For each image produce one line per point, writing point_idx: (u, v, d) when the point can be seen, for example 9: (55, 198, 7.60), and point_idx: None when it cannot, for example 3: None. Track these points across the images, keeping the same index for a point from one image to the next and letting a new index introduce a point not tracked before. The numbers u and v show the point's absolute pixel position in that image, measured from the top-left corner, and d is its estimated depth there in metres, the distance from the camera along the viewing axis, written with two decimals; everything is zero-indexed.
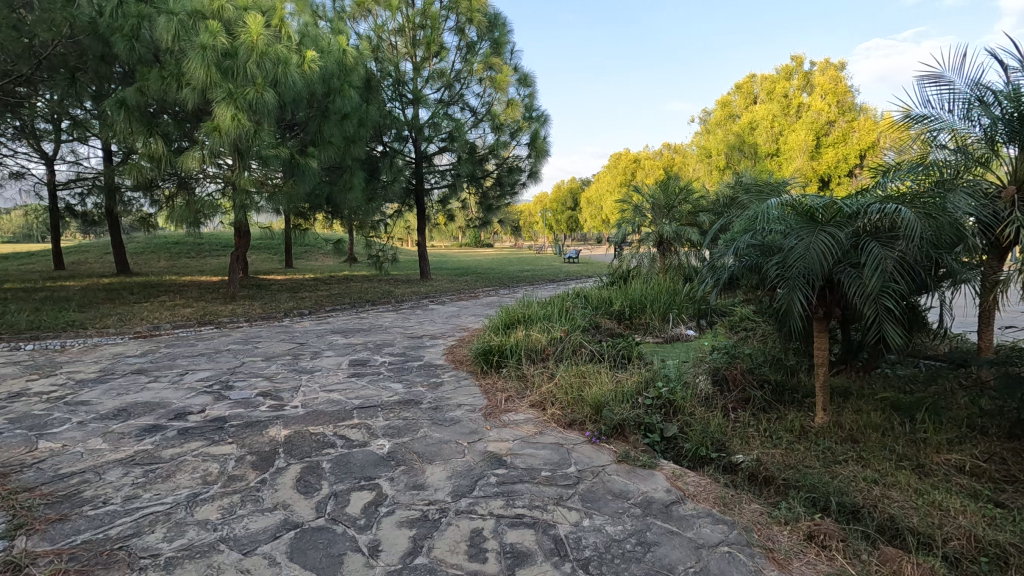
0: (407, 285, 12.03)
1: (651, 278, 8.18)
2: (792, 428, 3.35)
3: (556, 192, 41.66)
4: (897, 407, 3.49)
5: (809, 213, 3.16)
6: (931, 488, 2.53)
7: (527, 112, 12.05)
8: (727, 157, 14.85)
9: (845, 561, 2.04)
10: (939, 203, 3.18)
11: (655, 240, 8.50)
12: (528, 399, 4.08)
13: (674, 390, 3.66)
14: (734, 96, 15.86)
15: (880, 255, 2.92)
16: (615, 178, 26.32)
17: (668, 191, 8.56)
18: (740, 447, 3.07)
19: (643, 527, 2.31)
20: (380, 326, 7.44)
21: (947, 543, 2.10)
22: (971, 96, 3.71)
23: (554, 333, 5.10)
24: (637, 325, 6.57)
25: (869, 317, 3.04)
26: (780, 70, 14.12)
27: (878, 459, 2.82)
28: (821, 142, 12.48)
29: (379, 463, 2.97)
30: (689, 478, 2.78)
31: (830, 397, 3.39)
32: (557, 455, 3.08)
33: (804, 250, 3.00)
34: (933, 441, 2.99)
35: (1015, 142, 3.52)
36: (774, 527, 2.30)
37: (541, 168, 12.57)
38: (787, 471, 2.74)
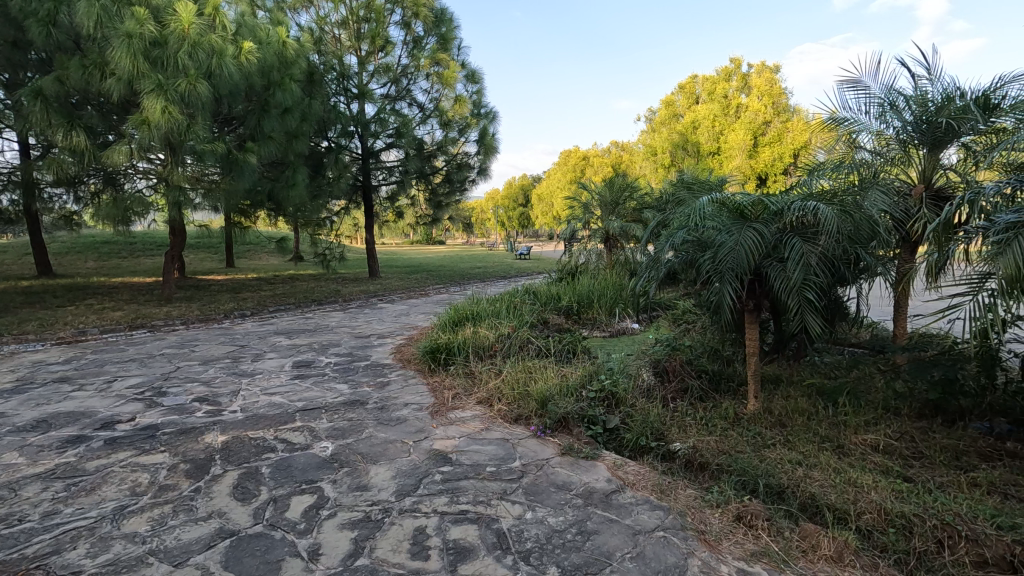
0: (356, 284, 11.79)
1: (597, 273, 8.38)
2: (726, 415, 3.51)
3: (507, 189, 41.81)
4: (821, 393, 3.71)
5: (739, 210, 3.32)
6: (848, 466, 2.72)
7: (475, 109, 12.03)
8: (672, 155, 15.32)
9: (769, 539, 2.17)
10: (856, 201, 3.41)
11: (602, 236, 8.74)
12: (476, 396, 4.09)
13: (616, 383, 3.78)
14: (677, 96, 16.30)
15: (803, 250, 3.11)
16: (564, 176, 26.66)
17: (614, 189, 8.74)
18: (678, 435, 3.20)
19: (583, 517, 2.37)
20: (326, 326, 7.28)
21: (860, 517, 2.26)
22: (884, 100, 3.98)
23: (501, 330, 5.17)
24: (584, 319, 6.72)
25: (792, 308, 3.23)
26: (720, 71, 14.71)
27: (802, 442, 3.00)
28: (758, 142, 13.06)
29: (321, 465, 2.92)
30: (629, 467, 2.88)
31: (761, 384, 3.57)
32: (502, 450, 3.11)
33: (733, 246, 3.16)
34: (853, 422, 3.20)
35: (924, 143, 3.79)
36: (707, 510, 2.41)
37: (491, 165, 12.55)
38: (720, 457, 2.87)
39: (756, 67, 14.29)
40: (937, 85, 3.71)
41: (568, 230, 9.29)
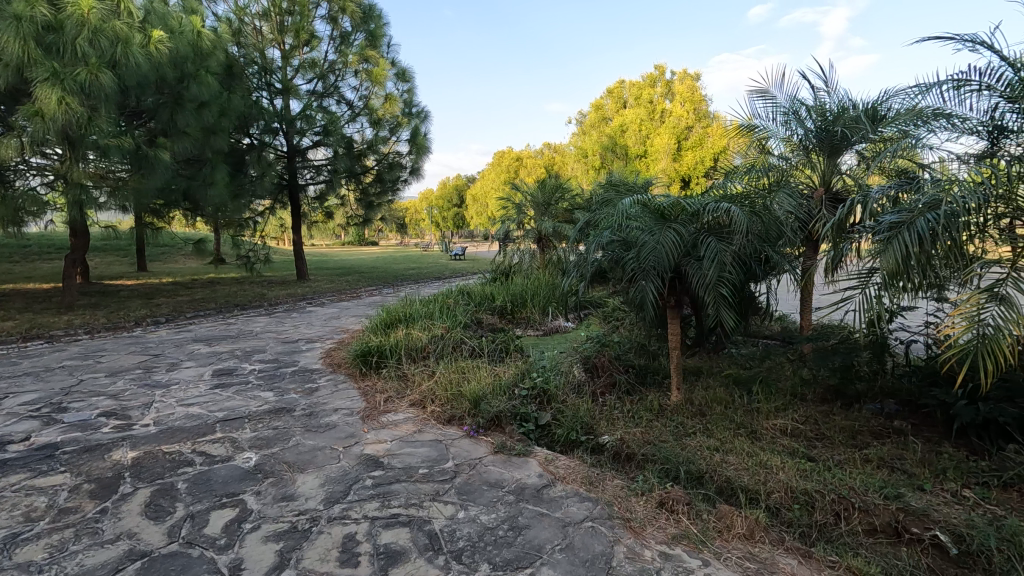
0: (283, 287, 11.32)
1: (530, 273, 8.52)
2: (651, 407, 3.67)
3: (441, 189, 41.57)
4: (737, 382, 3.96)
5: (659, 211, 3.48)
6: (760, 450, 2.92)
7: (406, 108, 11.87)
8: (602, 157, 15.80)
9: (688, 522, 2.29)
10: (765, 204, 3.66)
11: (535, 236, 8.89)
12: (409, 398, 4.05)
13: (547, 380, 3.86)
14: (606, 100, 16.80)
15: (718, 249, 3.31)
16: (498, 176, 26.85)
17: (545, 190, 8.91)
18: (606, 429, 3.31)
19: (515, 512, 2.41)
20: (250, 332, 6.95)
21: (770, 496, 2.43)
22: (788, 110, 4.30)
23: (434, 331, 5.15)
24: (518, 319, 6.82)
25: (708, 304, 3.42)
26: (645, 78, 15.34)
27: (720, 430, 3.19)
28: (681, 146, 13.71)
29: (244, 477, 2.80)
30: (560, 461, 2.95)
31: (683, 376, 3.77)
32: (435, 452, 3.10)
33: (654, 247, 3.31)
34: (765, 409, 3.44)
35: (824, 150, 4.13)
36: (633, 498, 2.52)
37: (423, 165, 12.41)
38: (645, 447, 3.00)
39: (679, 75, 15.00)
40: (833, 97, 4.06)
41: (502, 230, 9.38)
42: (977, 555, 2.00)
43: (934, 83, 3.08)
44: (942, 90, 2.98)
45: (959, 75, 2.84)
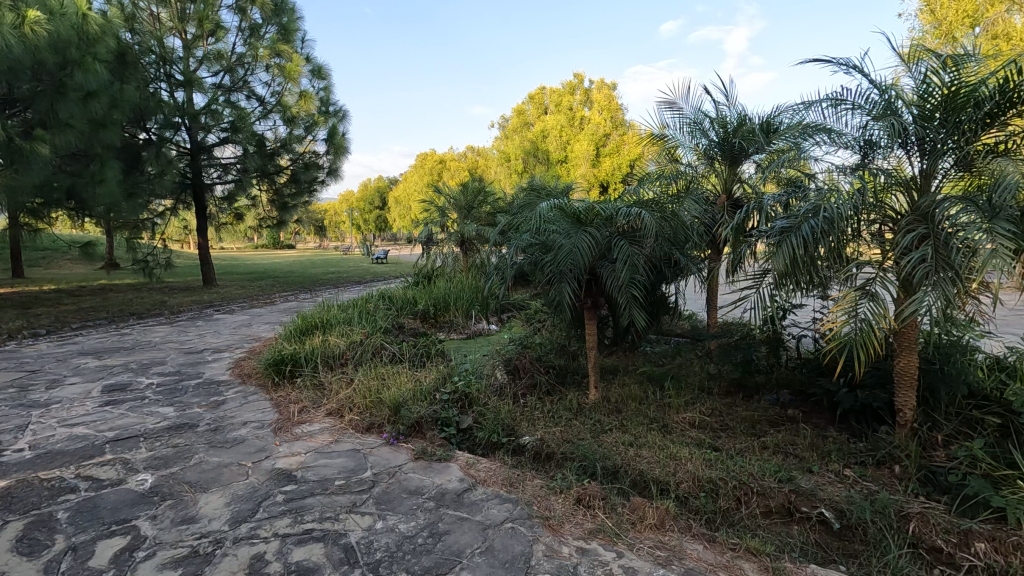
0: (187, 294, 10.53)
1: (453, 276, 8.49)
2: (570, 406, 3.76)
3: (362, 191, 40.54)
4: (651, 378, 4.15)
5: (575, 214, 3.59)
6: (670, 442, 3.07)
7: (322, 106, 11.44)
8: (523, 161, 16.07)
9: (604, 516, 2.37)
10: (674, 209, 3.87)
11: (457, 239, 8.87)
12: (325, 407, 3.90)
13: (469, 383, 3.85)
14: (528, 105, 17.07)
15: (629, 251, 3.45)
16: (421, 178, 26.57)
17: (467, 193, 8.92)
18: (527, 429, 3.35)
19: (435, 519, 2.38)
20: (148, 343, 6.40)
21: (679, 485, 2.56)
22: (694, 121, 4.58)
23: (353, 337, 5.00)
24: (442, 322, 6.77)
25: (621, 304, 3.56)
26: (565, 86, 15.80)
27: (634, 425, 3.33)
28: (599, 152, 14.22)
29: (138, 501, 2.57)
30: (480, 464, 2.95)
31: (600, 375, 3.90)
32: (353, 462, 3.01)
33: (570, 248, 3.41)
34: (675, 403, 3.62)
35: (725, 159, 4.44)
36: (552, 496, 2.56)
37: (342, 165, 12.00)
38: (564, 445, 3.07)
39: (596, 84, 15.55)
40: (733, 109, 4.37)
41: (424, 232, 9.28)
42: (855, 528, 2.22)
43: (814, 100, 3.37)
44: (821, 107, 3.27)
45: (835, 94, 3.13)
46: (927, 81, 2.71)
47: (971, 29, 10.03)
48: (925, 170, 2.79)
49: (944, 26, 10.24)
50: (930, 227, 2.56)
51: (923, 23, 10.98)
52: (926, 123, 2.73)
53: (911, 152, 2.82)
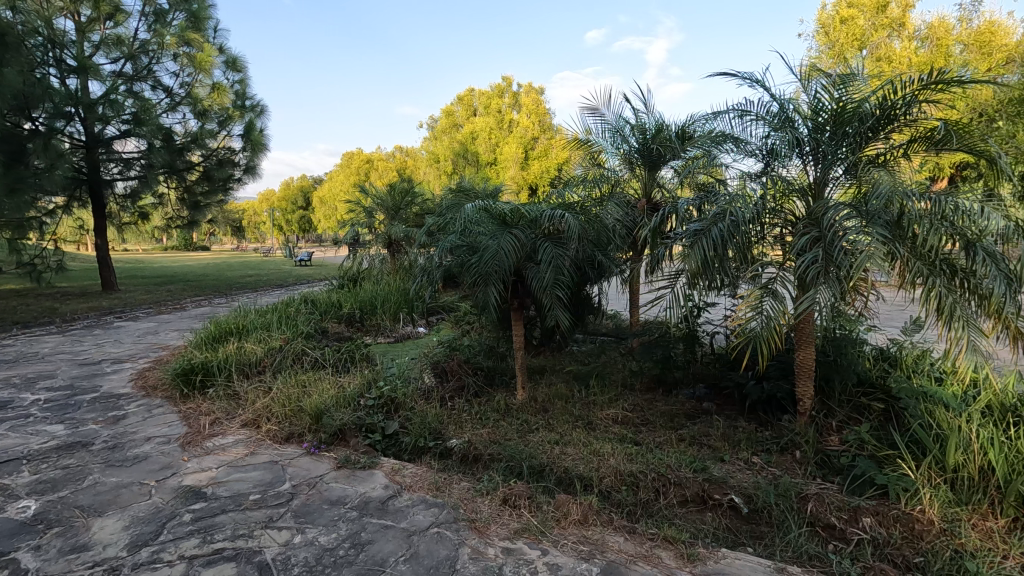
0: (83, 300, 9.62)
1: (381, 279, 8.29)
2: (498, 407, 3.77)
3: (284, 190, 38.79)
4: (577, 377, 4.24)
5: (500, 216, 3.62)
6: (595, 439, 3.15)
7: (238, 100, 10.83)
8: (453, 163, 16.00)
9: (530, 515, 2.39)
10: (596, 212, 3.98)
11: (385, 241, 8.68)
12: (240, 418, 3.69)
13: (395, 388, 3.77)
14: (456, 107, 16.99)
15: (553, 253, 3.52)
16: (347, 178, 25.82)
17: (394, 194, 8.75)
18: (454, 432, 3.32)
19: (357, 529, 2.31)
20: (35, 354, 5.78)
21: (602, 480, 2.63)
22: (615, 127, 4.74)
23: (271, 343, 4.76)
24: (368, 326, 6.60)
25: (546, 305, 3.61)
26: (493, 88, 15.93)
27: (560, 423, 3.39)
28: (528, 155, 14.38)
29: (18, 531, 2.31)
30: (406, 470, 2.90)
31: (527, 375, 3.94)
32: (269, 475, 2.85)
33: (496, 249, 3.43)
34: (599, 401, 3.72)
35: (645, 164, 4.63)
36: (478, 498, 2.56)
37: (260, 163, 11.41)
38: (491, 447, 3.07)
39: (524, 88, 15.77)
40: (651, 116, 4.56)
41: (350, 233, 9.01)
42: (761, 511, 2.37)
43: (722, 110, 3.57)
44: (728, 117, 3.47)
45: (741, 106, 3.34)
46: (819, 96, 2.95)
47: (859, 51, 11.03)
48: (818, 178, 3.04)
49: (837, 47, 11.19)
50: (821, 230, 2.78)
51: (819, 43, 11.95)
52: (819, 134, 2.97)
53: (806, 161, 3.06)
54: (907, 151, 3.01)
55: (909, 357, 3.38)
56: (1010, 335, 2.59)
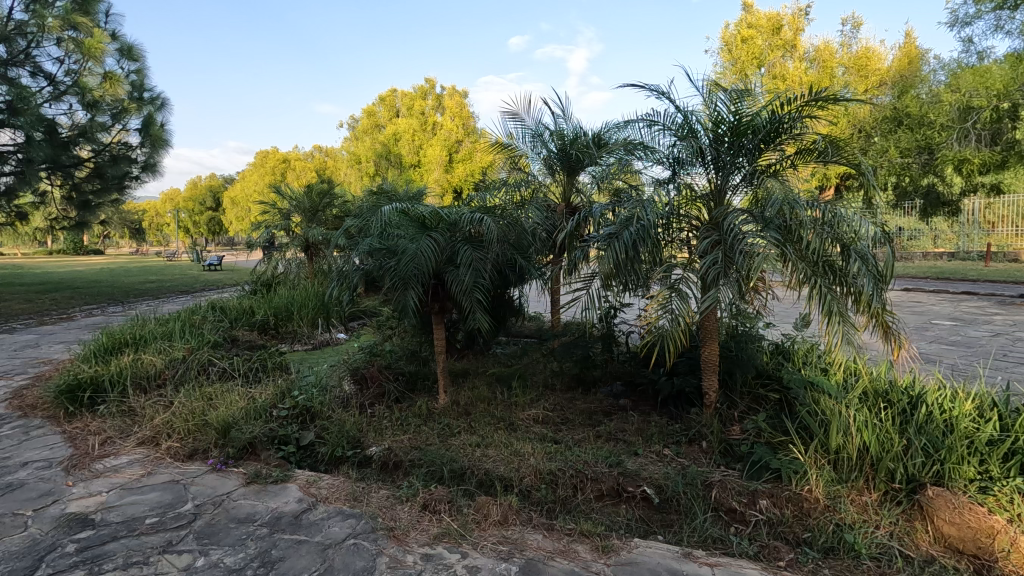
0: None
1: (298, 283, 7.95)
2: (420, 412, 3.72)
3: (190, 190, 36.25)
4: (499, 379, 4.27)
5: (419, 219, 3.58)
6: (516, 440, 3.18)
7: (134, 92, 9.97)
8: (375, 164, 15.64)
9: (450, 519, 2.38)
10: (516, 217, 4.03)
11: (302, 244, 8.34)
12: (136, 436, 3.40)
13: (311, 397, 3.62)
14: (378, 107, 16.63)
15: (472, 256, 3.52)
16: (262, 178, 24.56)
17: (312, 194, 8.42)
18: (373, 440, 3.24)
19: (267, 546, 2.20)
20: None
21: (523, 480, 2.66)
22: (534, 132, 4.84)
23: (173, 354, 4.43)
24: (284, 333, 6.30)
25: (465, 308, 3.59)
26: (416, 90, 15.75)
27: (482, 426, 3.40)
28: (452, 158, 14.34)
29: None
30: (322, 481, 2.79)
31: (449, 379, 3.92)
32: (169, 495, 2.65)
33: (413, 252, 3.39)
34: (521, 402, 3.77)
35: (564, 169, 4.77)
36: (397, 506, 2.51)
37: (161, 160, 10.57)
38: (412, 452, 3.03)
39: (448, 91, 15.74)
40: (568, 122, 4.70)
41: (264, 236, 8.56)
42: (671, 500, 2.50)
43: (633, 119, 3.73)
44: (639, 126, 3.65)
45: (649, 115, 3.51)
46: (718, 108, 3.17)
47: (758, 69, 11.91)
48: (719, 185, 3.26)
49: (738, 64, 12.01)
50: (720, 234, 3.00)
51: (723, 59, 12.78)
52: (719, 144, 3.19)
53: (707, 170, 3.27)
54: (795, 161, 3.30)
55: (799, 350, 3.70)
56: (880, 328, 2.90)
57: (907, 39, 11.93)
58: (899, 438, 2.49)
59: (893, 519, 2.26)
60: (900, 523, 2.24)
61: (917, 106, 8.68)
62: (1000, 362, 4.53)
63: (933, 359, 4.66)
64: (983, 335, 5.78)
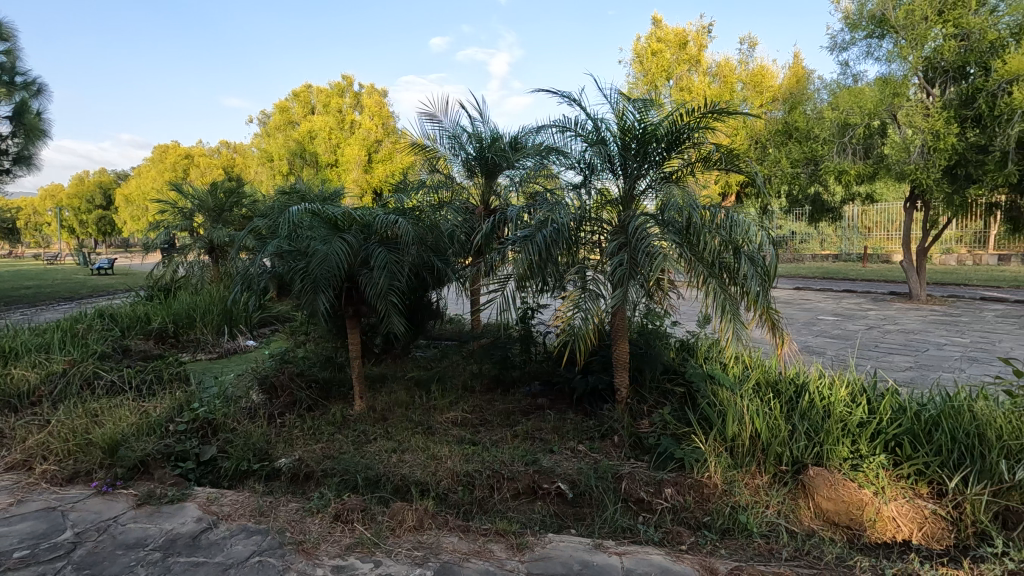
0: None
1: (201, 288, 7.42)
2: (334, 420, 3.60)
3: (75, 186, 32.87)
4: (418, 383, 4.21)
5: (330, 221, 3.46)
6: (434, 443, 3.15)
7: (4, 75, 8.90)
8: (289, 163, 14.93)
9: (364, 528, 2.31)
10: (434, 220, 4.01)
11: (205, 245, 7.79)
12: (3, 461, 3.03)
13: (213, 409, 3.39)
14: (292, 103, 15.88)
15: (386, 257, 3.45)
16: (161, 174, 22.74)
17: (217, 193, 7.90)
18: (283, 451, 3.09)
19: (160, 572, 2.04)
20: None
21: (439, 483, 2.65)
22: (452, 134, 4.84)
23: (51, 367, 3.99)
24: (185, 342, 5.86)
25: (380, 311, 3.51)
26: (333, 86, 15.22)
27: (400, 431, 3.34)
28: (372, 158, 13.98)
29: None
30: (225, 498, 2.63)
31: (365, 385, 3.82)
32: (43, 525, 2.39)
33: (323, 255, 3.28)
34: (439, 405, 3.74)
35: (483, 172, 4.81)
36: (307, 518, 2.41)
37: (38, 152, 9.51)
38: (325, 462, 2.92)
39: (367, 89, 15.35)
40: (487, 126, 4.76)
41: (161, 237, 7.92)
42: (584, 494, 2.58)
43: (547, 124, 3.83)
44: (553, 132, 3.75)
45: (562, 121, 3.62)
46: (626, 117, 3.31)
47: (667, 82, 12.57)
48: (627, 190, 3.41)
49: (649, 76, 12.62)
50: (627, 237, 3.14)
51: (635, 71, 13.36)
52: (625, 151, 3.34)
53: (616, 176, 3.42)
54: (694, 169, 3.52)
55: (702, 346, 3.95)
56: (768, 324, 3.16)
57: (795, 60, 13.08)
58: (785, 425, 2.71)
59: (780, 499, 2.46)
60: (786, 502, 2.45)
61: (803, 122, 9.53)
62: (873, 352, 5.07)
63: (818, 351, 5.13)
64: (859, 328, 6.44)
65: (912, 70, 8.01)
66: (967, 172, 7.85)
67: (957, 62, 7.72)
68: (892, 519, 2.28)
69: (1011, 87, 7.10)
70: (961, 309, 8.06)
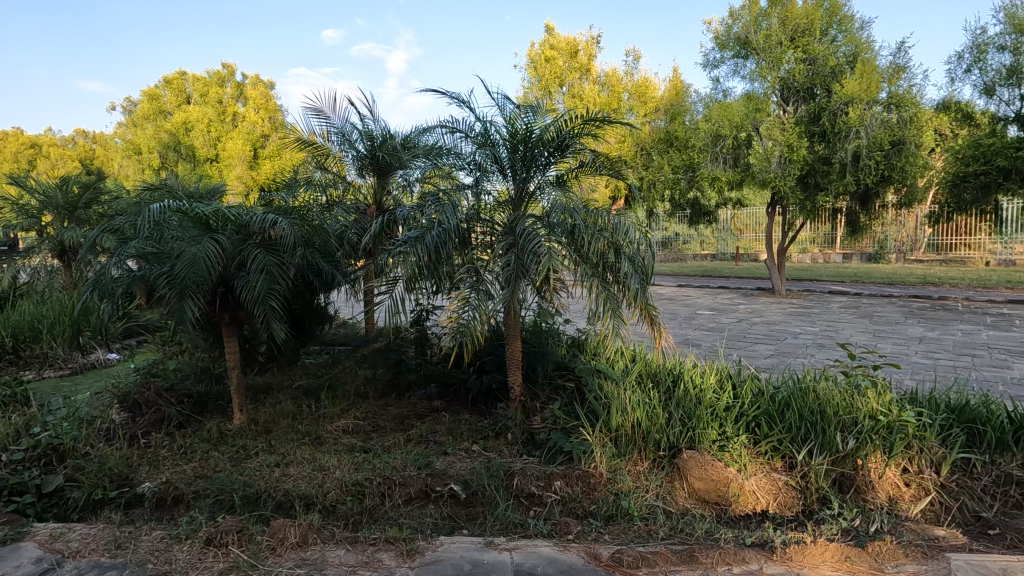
0: None
1: (49, 296, 6.52)
2: (209, 436, 3.31)
3: None
4: (306, 393, 4.00)
5: (201, 220, 3.19)
6: (322, 454, 3.01)
7: None
8: (160, 156, 13.58)
9: (240, 550, 2.15)
10: (320, 220, 3.83)
11: (54, 248, 6.85)
12: None
13: (60, 433, 2.99)
14: (162, 91, 14.45)
15: (264, 259, 3.24)
16: None
17: (68, 188, 6.99)
18: (147, 474, 2.80)
19: None
20: None
21: (326, 496, 2.53)
22: (342, 131, 4.70)
23: None
24: (27, 358, 5.11)
25: (258, 317, 3.28)
26: (212, 75, 14.17)
27: (284, 444, 3.14)
28: (257, 154, 13.14)
29: None
30: (73, 533, 2.32)
31: (245, 396, 3.56)
32: None
33: (190, 258, 3.01)
34: (329, 414, 3.58)
35: (375, 171, 4.71)
36: (174, 546, 2.20)
37: None
38: (197, 483, 2.68)
39: (251, 79, 14.41)
40: (378, 123, 4.67)
41: None
42: (476, 494, 2.59)
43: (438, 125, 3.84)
44: (443, 132, 3.75)
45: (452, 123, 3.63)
46: (515, 122, 3.36)
47: (560, 87, 13.05)
48: (516, 193, 3.48)
49: (543, 81, 13.05)
50: (516, 237, 3.21)
51: (529, 76, 13.74)
52: (514, 156, 3.40)
53: (506, 179, 3.47)
54: (578, 174, 3.64)
55: (592, 343, 4.13)
56: (647, 320, 3.37)
57: (674, 74, 14.10)
58: (663, 413, 2.91)
59: (658, 482, 2.65)
60: (663, 485, 2.63)
61: (683, 131, 10.28)
62: (741, 343, 5.61)
63: (696, 344, 5.57)
64: (732, 321, 7.09)
65: (771, 89, 8.93)
66: (816, 181, 8.75)
67: (806, 83, 8.72)
68: (753, 493, 2.55)
69: (847, 108, 8.24)
70: (813, 302, 9.14)
